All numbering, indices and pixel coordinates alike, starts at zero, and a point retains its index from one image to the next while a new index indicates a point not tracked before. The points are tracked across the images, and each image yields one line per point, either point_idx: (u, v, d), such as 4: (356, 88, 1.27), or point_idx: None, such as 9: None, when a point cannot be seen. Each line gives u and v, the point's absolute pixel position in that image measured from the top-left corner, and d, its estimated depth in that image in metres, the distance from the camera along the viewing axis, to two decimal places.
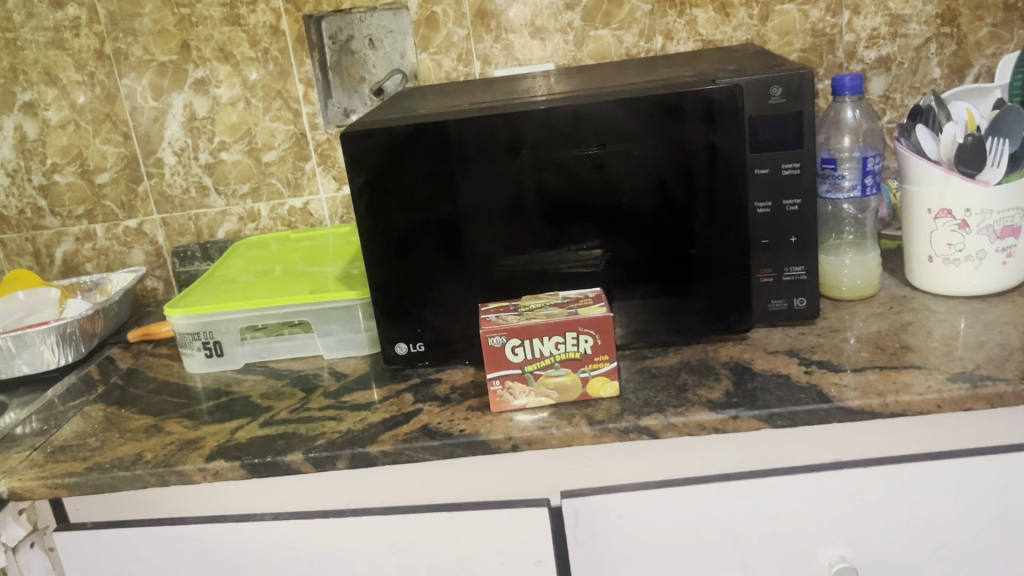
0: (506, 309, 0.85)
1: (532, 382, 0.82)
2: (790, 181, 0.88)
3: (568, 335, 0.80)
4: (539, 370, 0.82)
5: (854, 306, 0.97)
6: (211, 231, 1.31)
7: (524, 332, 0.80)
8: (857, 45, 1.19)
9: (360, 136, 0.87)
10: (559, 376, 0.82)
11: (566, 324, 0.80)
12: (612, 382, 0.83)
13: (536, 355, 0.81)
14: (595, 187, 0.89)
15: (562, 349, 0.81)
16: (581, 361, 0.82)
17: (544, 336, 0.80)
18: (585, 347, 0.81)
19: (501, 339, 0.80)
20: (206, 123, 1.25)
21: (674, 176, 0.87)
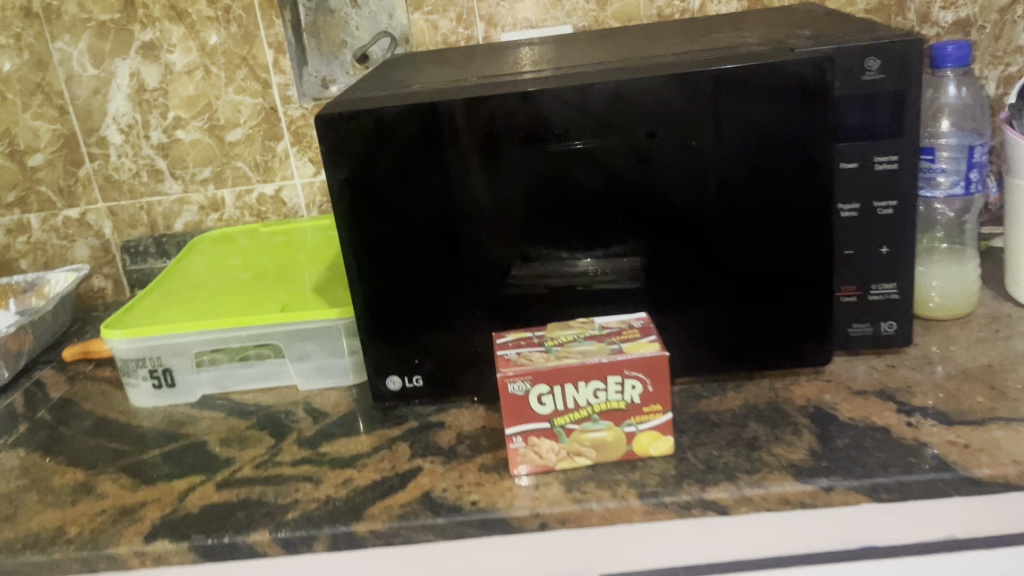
0: (528, 343, 0.67)
1: (564, 440, 0.65)
2: (884, 178, 0.70)
3: (611, 380, 0.62)
4: (573, 424, 0.64)
5: (947, 327, 0.79)
6: (166, 222, 1.12)
7: (553, 377, 0.62)
8: (931, 5, 1.00)
9: (338, 120, 0.68)
10: (597, 432, 0.64)
11: (609, 366, 0.62)
12: (664, 437, 0.65)
13: (569, 406, 0.63)
14: (638, 186, 0.70)
15: (603, 398, 0.63)
16: (626, 413, 0.64)
17: (579, 382, 0.62)
18: (631, 396, 0.63)
19: (524, 385, 0.62)
20: (157, 96, 1.05)
21: (738, 171, 0.69)
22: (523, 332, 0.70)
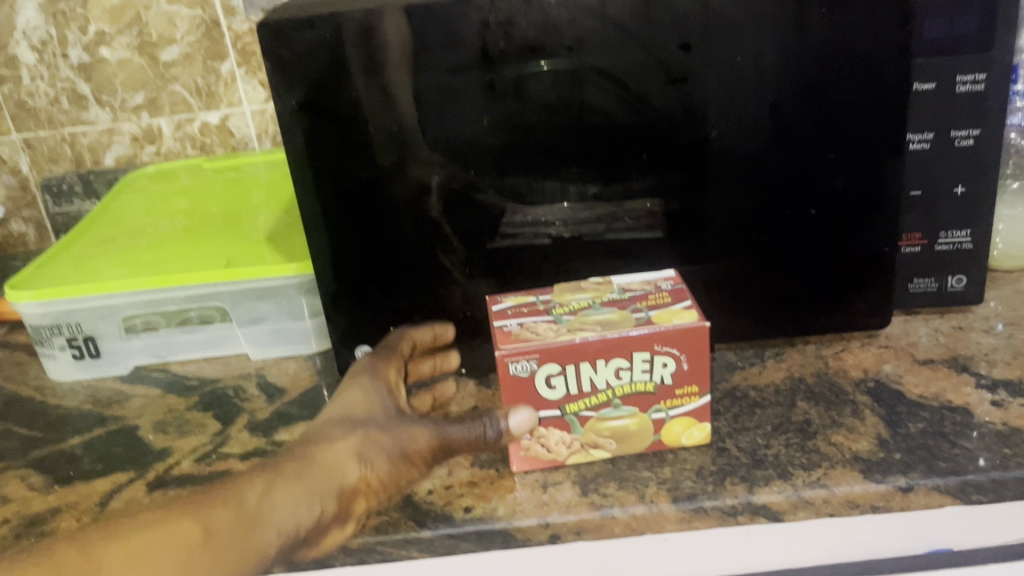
0: (531, 311, 0.55)
1: (577, 430, 0.53)
2: (966, 102, 0.57)
3: (637, 357, 0.51)
4: (589, 411, 0.53)
5: (1014, 280, 0.68)
6: (94, 156, 0.96)
7: (567, 355, 0.51)
8: None
9: (290, 29, 0.53)
10: (618, 420, 0.53)
11: (635, 340, 0.51)
12: (699, 425, 0.53)
13: (585, 390, 0.52)
14: (667, 114, 0.56)
15: (626, 379, 0.52)
16: (655, 398, 0.53)
17: (597, 360, 0.51)
18: (661, 376, 0.52)
19: (530, 364, 0.51)
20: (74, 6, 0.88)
21: (792, 94, 0.56)
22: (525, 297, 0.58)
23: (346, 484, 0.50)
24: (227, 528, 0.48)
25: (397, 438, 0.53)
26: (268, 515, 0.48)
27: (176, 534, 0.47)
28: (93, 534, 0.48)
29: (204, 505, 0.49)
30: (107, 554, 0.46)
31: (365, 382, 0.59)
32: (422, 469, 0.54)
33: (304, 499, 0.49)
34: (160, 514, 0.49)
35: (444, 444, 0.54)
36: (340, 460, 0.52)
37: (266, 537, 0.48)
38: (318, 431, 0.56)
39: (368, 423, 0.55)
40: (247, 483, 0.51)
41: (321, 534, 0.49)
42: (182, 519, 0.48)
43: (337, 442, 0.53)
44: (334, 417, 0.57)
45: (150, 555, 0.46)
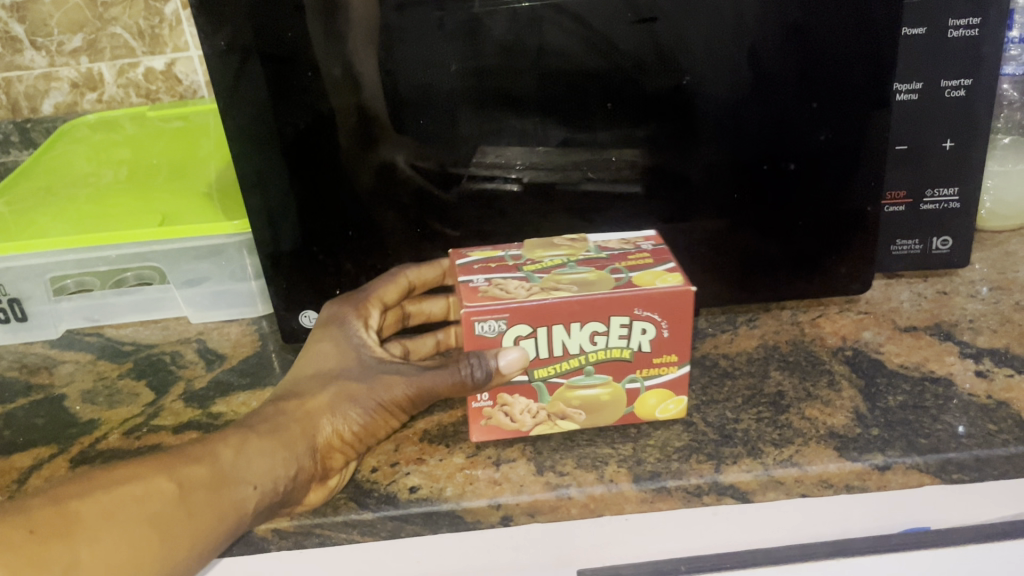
0: (499, 268, 0.50)
1: (544, 398, 0.48)
2: (958, 50, 0.53)
3: (615, 321, 0.46)
4: (560, 378, 0.48)
5: (1004, 241, 0.64)
6: (31, 103, 0.90)
7: (540, 316, 0.45)
8: None
9: None
10: (589, 389, 0.48)
11: (614, 302, 0.46)
12: (676, 399, 0.49)
13: (557, 355, 0.47)
14: (638, 59, 0.51)
15: (602, 345, 0.47)
16: (631, 367, 0.48)
17: (571, 324, 0.46)
18: (639, 343, 0.47)
19: (498, 326, 0.46)
20: None
21: (771, 40, 0.51)
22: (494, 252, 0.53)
23: (320, 440, 0.46)
24: (203, 485, 0.41)
25: (374, 388, 0.48)
26: (244, 472, 0.42)
27: (149, 491, 0.39)
28: (57, 490, 0.39)
29: (172, 459, 0.42)
30: (79, 510, 0.38)
31: (337, 334, 0.53)
32: (392, 422, 0.49)
33: (280, 456, 0.44)
34: (128, 470, 0.41)
35: (421, 395, 0.49)
36: (312, 413, 0.47)
37: (245, 496, 0.42)
38: (290, 387, 0.50)
39: (341, 374, 0.49)
40: (218, 440, 0.44)
41: (298, 493, 0.45)
42: (153, 475, 0.40)
43: (311, 398, 0.48)
44: (306, 372, 0.51)
45: (120, 512, 0.38)
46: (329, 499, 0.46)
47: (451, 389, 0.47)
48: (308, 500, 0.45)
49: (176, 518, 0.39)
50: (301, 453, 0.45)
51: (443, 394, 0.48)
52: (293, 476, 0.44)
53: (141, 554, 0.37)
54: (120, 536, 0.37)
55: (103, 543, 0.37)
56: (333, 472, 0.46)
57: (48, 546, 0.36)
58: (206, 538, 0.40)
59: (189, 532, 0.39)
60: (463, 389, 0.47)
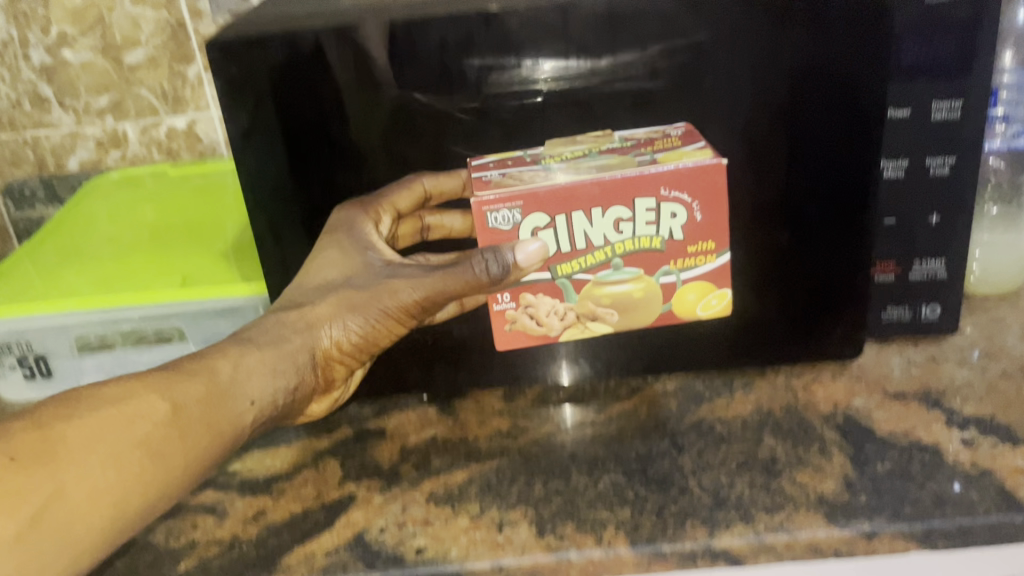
0: (521, 162, 0.54)
1: (570, 298, 0.55)
2: (941, 130, 0.55)
3: (639, 206, 0.52)
4: (586, 275, 0.54)
5: (993, 307, 0.66)
6: (57, 160, 0.94)
7: (554, 204, 0.52)
8: None
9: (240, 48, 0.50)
10: (618, 285, 0.55)
11: (637, 189, 0.51)
12: (717, 293, 0.56)
13: (579, 248, 0.53)
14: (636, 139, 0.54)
15: (631, 234, 0.53)
16: (663, 257, 0.54)
17: (592, 207, 0.52)
18: (671, 229, 0.53)
19: (514, 216, 0.52)
20: (35, 5, 0.85)
21: (760, 121, 0.54)
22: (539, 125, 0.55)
23: (321, 353, 0.54)
24: (199, 402, 0.46)
25: (377, 296, 0.55)
26: (243, 386, 0.48)
27: (143, 408, 0.44)
28: (45, 411, 0.42)
29: (167, 374, 0.47)
30: (65, 431, 0.41)
31: (345, 239, 0.55)
32: (403, 326, 0.57)
33: (280, 373, 0.51)
34: (123, 385, 0.45)
35: (431, 298, 0.55)
36: (316, 322, 0.54)
37: (242, 412, 0.48)
38: (296, 299, 0.55)
39: (348, 280, 0.55)
40: (219, 352, 0.50)
41: (302, 406, 0.55)
42: (146, 391, 0.45)
43: (316, 306, 0.54)
44: (310, 282, 0.56)
45: (112, 434, 0.42)
46: (326, 409, 0.59)
47: (467, 286, 0.54)
48: (309, 412, 0.57)
49: (166, 439, 0.43)
50: (303, 368, 0.53)
51: (457, 291, 0.54)
52: (297, 388, 0.52)
53: (135, 471, 0.42)
54: (108, 461, 0.41)
55: (94, 470, 0.40)
56: (333, 381, 0.57)
57: (33, 471, 0.39)
58: (199, 457, 0.45)
59: (179, 450, 0.44)
60: (477, 285, 0.54)
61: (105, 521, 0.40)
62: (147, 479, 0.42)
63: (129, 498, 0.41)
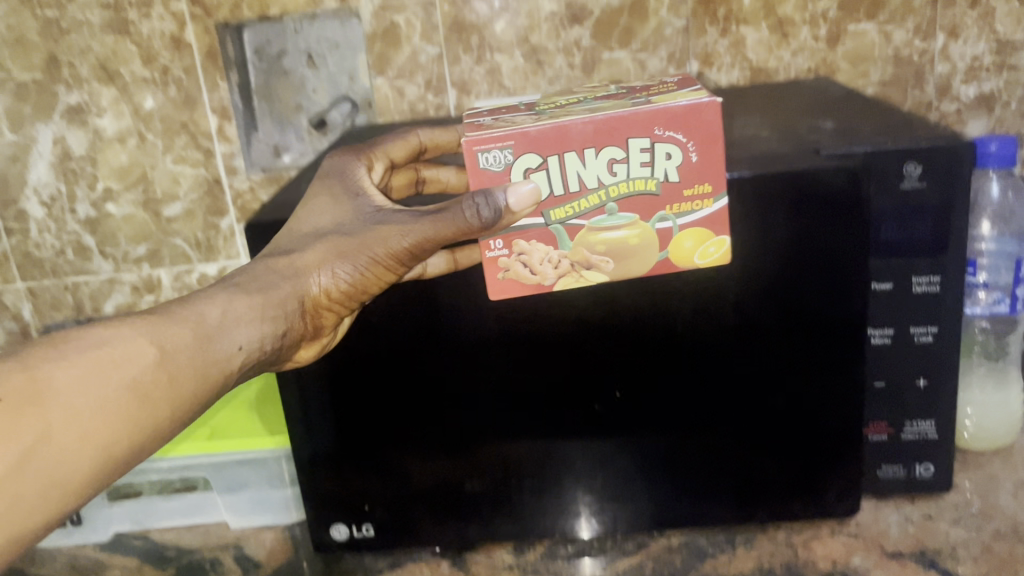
0: (511, 113, 0.58)
1: (565, 245, 0.54)
2: (921, 302, 0.59)
3: (631, 144, 0.51)
4: (580, 220, 0.53)
5: (989, 461, 0.68)
6: (95, 302, 0.99)
7: (549, 145, 0.51)
8: (951, 78, 0.91)
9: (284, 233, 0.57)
10: (615, 232, 0.53)
11: (628, 128, 0.51)
12: (716, 241, 0.54)
13: (573, 190, 0.52)
14: (636, 311, 0.59)
15: (625, 176, 0.52)
16: (659, 202, 0.53)
17: (583, 150, 0.51)
18: (665, 174, 0.52)
19: (505, 156, 0.52)
20: (84, 164, 0.93)
21: (751, 295, 0.58)
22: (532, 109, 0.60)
23: (310, 300, 0.55)
24: (186, 348, 0.48)
25: (368, 244, 0.54)
26: (230, 332, 0.50)
27: (132, 350, 0.45)
28: (31, 352, 0.43)
29: (156, 318, 0.48)
30: (53, 374, 0.42)
31: (335, 185, 0.59)
32: (393, 274, 0.56)
33: (268, 318, 0.53)
34: (112, 327, 0.46)
35: (420, 244, 0.54)
36: (304, 269, 0.55)
37: (229, 355, 0.50)
38: (282, 243, 0.57)
39: (338, 231, 0.56)
40: (206, 299, 0.51)
41: (290, 351, 0.57)
42: (136, 333, 0.46)
43: (301, 254, 0.55)
44: (300, 229, 0.57)
45: (102, 375, 0.43)
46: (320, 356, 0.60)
47: (458, 231, 0.53)
48: (300, 357, 0.58)
49: (155, 384, 0.45)
50: (289, 314, 0.54)
51: (448, 237, 0.53)
52: (285, 336, 0.54)
53: (120, 414, 0.43)
54: (96, 408, 0.42)
55: (84, 413, 0.42)
56: (323, 328, 0.57)
57: (25, 415, 0.40)
58: (187, 398, 0.47)
59: (168, 393, 0.46)
60: (469, 229, 0.52)
61: (91, 461, 0.42)
62: (136, 425, 0.44)
63: (117, 446, 0.43)
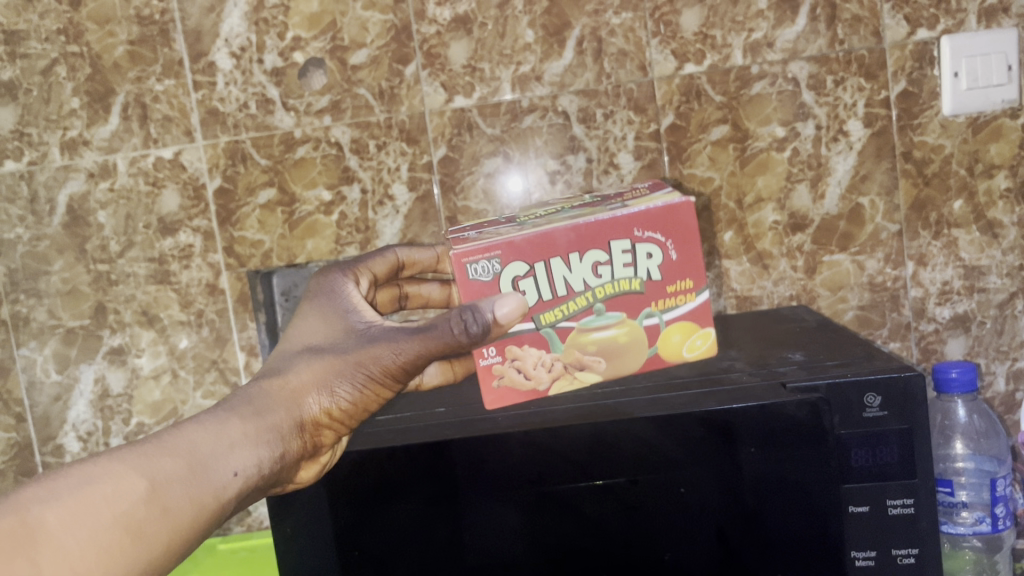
0: (493, 223, 0.68)
1: (557, 347, 0.64)
2: (898, 525, 0.63)
3: (611, 248, 0.62)
4: (570, 323, 0.63)
5: None
6: None
7: (534, 254, 0.62)
8: (925, 301, 0.97)
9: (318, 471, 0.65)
10: (603, 331, 0.63)
11: (609, 234, 0.62)
12: (701, 334, 0.66)
13: (560, 294, 0.62)
14: (623, 539, 0.65)
15: (610, 277, 0.63)
16: (645, 298, 0.64)
17: (566, 254, 0.62)
18: (648, 271, 0.63)
19: (494, 265, 0.61)
20: (120, 401, 1.00)
21: (733, 519, 0.63)
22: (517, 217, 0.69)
23: (310, 419, 0.60)
24: (180, 480, 0.52)
25: (360, 361, 0.61)
26: (225, 459, 0.54)
27: (125, 486, 0.49)
28: (24, 493, 0.47)
29: (152, 451, 0.52)
30: (44, 517, 0.46)
31: (325, 304, 0.66)
32: (388, 391, 0.63)
33: (262, 445, 0.57)
34: (105, 464, 0.50)
35: (411, 360, 0.61)
36: (303, 393, 0.60)
37: (223, 483, 0.54)
38: (282, 360, 0.63)
39: (330, 349, 0.62)
40: (200, 425, 0.55)
41: (289, 470, 0.61)
42: (130, 470, 0.50)
43: (298, 376, 0.60)
44: (295, 347, 0.63)
45: (94, 514, 0.47)
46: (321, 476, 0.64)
47: (447, 346, 0.60)
48: (300, 476, 0.63)
49: (147, 518, 0.49)
50: (287, 432, 0.59)
51: (435, 350, 0.61)
52: (282, 456, 0.58)
53: (111, 550, 0.47)
54: (86, 545, 0.46)
55: (73, 553, 0.46)
56: (321, 446, 0.62)
57: (16, 557, 0.44)
58: (182, 528, 0.51)
59: (162, 527, 0.50)
60: (459, 345, 0.60)
61: None
62: (128, 558, 0.48)
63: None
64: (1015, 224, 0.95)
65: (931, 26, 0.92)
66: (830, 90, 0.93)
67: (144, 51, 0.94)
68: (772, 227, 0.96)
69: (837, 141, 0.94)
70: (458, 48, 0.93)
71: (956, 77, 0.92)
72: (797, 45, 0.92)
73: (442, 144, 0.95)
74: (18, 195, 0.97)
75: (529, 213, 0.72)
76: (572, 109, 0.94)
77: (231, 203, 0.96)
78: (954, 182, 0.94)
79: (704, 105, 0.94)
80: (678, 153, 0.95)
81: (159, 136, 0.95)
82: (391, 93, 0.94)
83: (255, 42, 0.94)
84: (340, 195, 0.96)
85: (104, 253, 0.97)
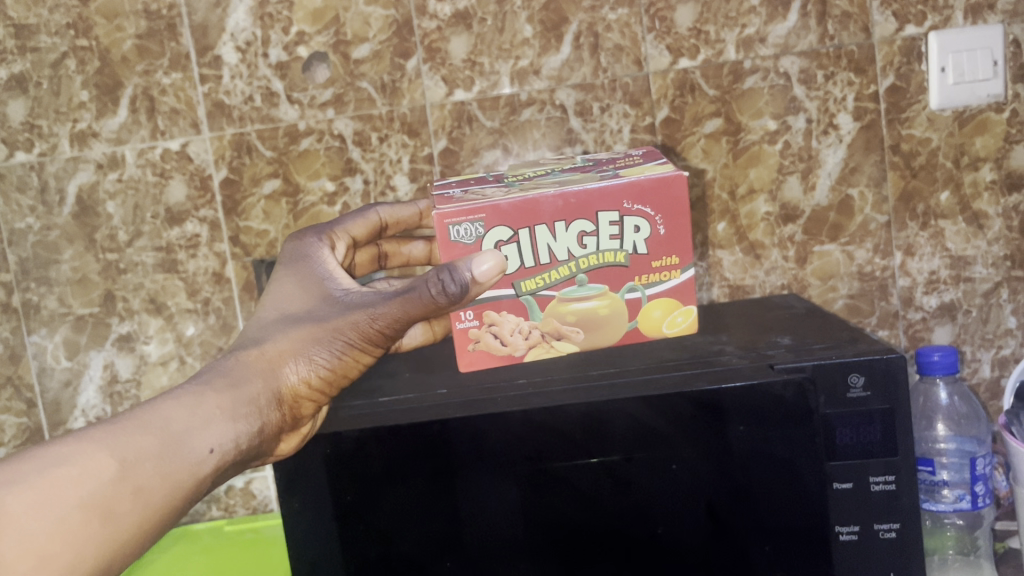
0: (478, 184, 0.73)
1: (536, 316, 0.70)
2: (880, 502, 0.66)
3: (599, 220, 0.67)
4: (550, 292, 0.69)
5: None
6: None
7: (519, 221, 0.67)
8: (913, 290, 0.99)
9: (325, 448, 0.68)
10: (583, 304, 0.70)
11: (598, 206, 0.67)
12: (681, 310, 0.72)
13: (544, 262, 0.68)
14: (618, 514, 0.68)
15: (595, 248, 0.68)
16: (629, 272, 0.70)
17: (551, 222, 0.67)
18: (635, 244, 0.69)
19: (478, 229, 0.67)
20: (128, 387, 1.03)
21: (723, 495, 0.66)
22: (504, 180, 0.74)
23: (289, 389, 0.66)
24: (152, 457, 0.55)
25: (338, 330, 0.66)
26: (201, 436, 0.59)
27: (94, 468, 0.53)
28: None
29: (124, 431, 0.56)
30: (8, 500, 0.49)
31: (301, 269, 0.72)
32: (367, 354, 0.68)
33: (241, 417, 0.62)
34: (76, 444, 0.54)
35: (390, 325, 0.67)
36: (281, 363, 0.66)
37: (198, 458, 0.58)
38: (258, 330, 0.68)
39: (308, 317, 0.67)
40: (173, 401, 0.60)
41: (271, 442, 0.66)
42: (99, 449, 0.54)
43: (273, 347, 0.66)
44: (270, 315, 0.69)
45: (61, 492, 0.51)
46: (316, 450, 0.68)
47: (425, 309, 0.66)
48: (279, 448, 0.67)
49: (116, 498, 0.53)
50: (265, 404, 0.64)
51: (413, 313, 0.66)
52: (262, 429, 0.64)
53: (78, 531, 0.51)
54: (52, 528, 0.50)
55: (38, 536, 0.49)
56: (301, 417, 0.67)
57: None
58: (155, 506, 0.55)
59: (133, 504, 0.54)
60: (437, 306, 0.66)
61: None
62: (97, 538, 0.52)
63: (79, 562, 0.51)
64: (1000, 215, 0.98)
65: (919, 22, 0.94)
66: (821, 84, 0.96)
67: (152, 45, 0.96)
68: (764, 217, 0.98)
69: (827, 134, 0.97)
70: (459, 43, 0.96)
71: (942, 72, 0.95)
72: (788, 40, 0.95)
73: (442, 136, 0.97)
74: (29, 186, 0.99)
75: (517, 174, 0.77)
76: (569, 103, 0.96)
77: (237, 194, 0.99)
78: (941, 175, 0.97)
79: (697, 99, 0.96)
80: (672, 145, 0.97)
81: (167, 129, 0.98)
82: (393, 86, 0.97)
83: (260, 37, 0.96)
84: (342, 186, 0.98)
85: (113, 242, 1.00)
